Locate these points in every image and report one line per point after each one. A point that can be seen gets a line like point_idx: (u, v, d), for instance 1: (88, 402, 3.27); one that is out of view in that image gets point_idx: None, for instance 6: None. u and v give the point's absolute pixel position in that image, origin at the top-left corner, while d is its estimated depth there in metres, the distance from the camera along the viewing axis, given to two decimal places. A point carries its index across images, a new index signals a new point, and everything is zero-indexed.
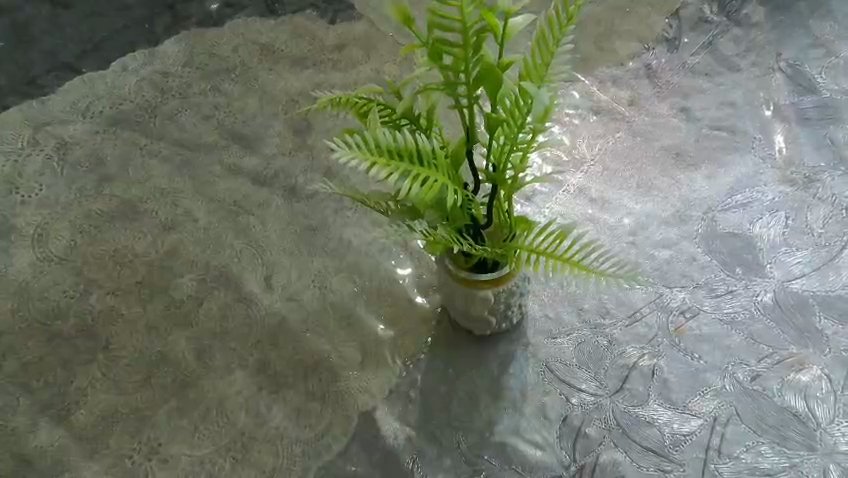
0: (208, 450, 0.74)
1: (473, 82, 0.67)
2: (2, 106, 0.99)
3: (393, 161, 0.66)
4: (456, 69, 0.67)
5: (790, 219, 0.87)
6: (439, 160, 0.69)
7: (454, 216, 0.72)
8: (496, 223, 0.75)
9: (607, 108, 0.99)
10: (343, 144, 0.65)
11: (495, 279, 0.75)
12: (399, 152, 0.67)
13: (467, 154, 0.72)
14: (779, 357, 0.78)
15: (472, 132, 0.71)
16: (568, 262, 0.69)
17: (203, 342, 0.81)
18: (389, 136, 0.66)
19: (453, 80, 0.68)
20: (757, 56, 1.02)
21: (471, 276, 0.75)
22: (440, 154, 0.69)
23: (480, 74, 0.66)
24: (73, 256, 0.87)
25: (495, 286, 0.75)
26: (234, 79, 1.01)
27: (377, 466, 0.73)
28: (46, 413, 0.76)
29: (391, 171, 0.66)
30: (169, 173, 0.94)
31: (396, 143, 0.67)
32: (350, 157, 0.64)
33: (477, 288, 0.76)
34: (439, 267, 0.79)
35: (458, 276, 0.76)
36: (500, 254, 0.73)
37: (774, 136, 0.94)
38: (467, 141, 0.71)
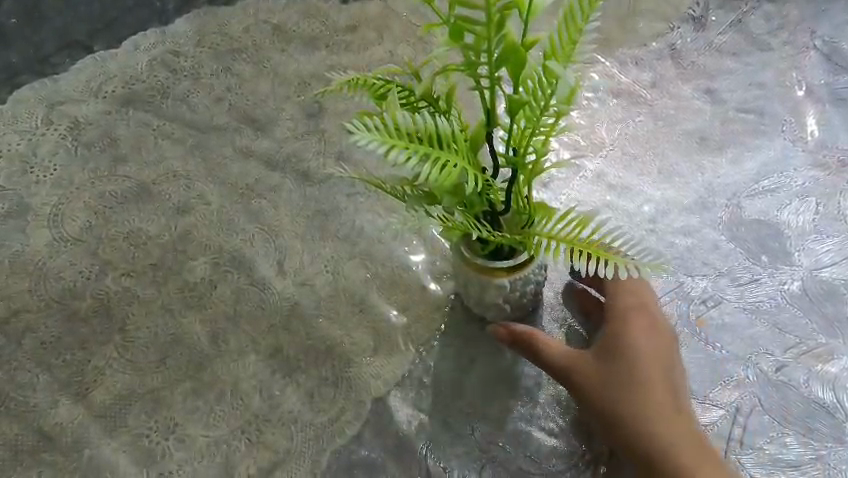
0: (223, 431, 0.74)
1: (495, 63, 0.63)
2: (15, 84, 0.99)
3: (413, 144, 0.64)
4: (478, 47, 0.63)
5: (821, 206, 0.85)
6: (459, 144, 0.67)
7: (471, 203, 0.70)
8: (514, 209, 0.72)
9: (628, 90, 0.95)
10: (362, 126, 0.63)
11: (512, 266, 0.73)
12: (418, 135, 0.65)
13: (487, 137, 0.70)
14: (806, 347, 0.76)
15: (493, 115, 0.68)
16: (589, 250, 0.66)
17: (217, 325, 0.81)
18: (408, 119, 0.65)
19: (473, 60, 0.65)
20: (790, 34, 0.99)
21: (487, 265, 0.73)
22: (459, 137, 0.67)
23: (503, 54, 0.62)
24: (88, 237, 0.87)
25: (512, 275, 0.73)
26: (245, 60, 1.01)
27: (390, 452, 0.73)
28: (65, 391, 0.77)
29: (410, 155, 0.63)
30: (182, 155, 0.93)
31: (415, 125, 0.65)
32: (369, 140, 0.62)
33: (492, 275, 0.74)
34: (452, 252, 0.77)
35: (471, 262, 0.74)
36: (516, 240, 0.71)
37: (806, 119, 0.92)
38: (488, 124, 0.68)
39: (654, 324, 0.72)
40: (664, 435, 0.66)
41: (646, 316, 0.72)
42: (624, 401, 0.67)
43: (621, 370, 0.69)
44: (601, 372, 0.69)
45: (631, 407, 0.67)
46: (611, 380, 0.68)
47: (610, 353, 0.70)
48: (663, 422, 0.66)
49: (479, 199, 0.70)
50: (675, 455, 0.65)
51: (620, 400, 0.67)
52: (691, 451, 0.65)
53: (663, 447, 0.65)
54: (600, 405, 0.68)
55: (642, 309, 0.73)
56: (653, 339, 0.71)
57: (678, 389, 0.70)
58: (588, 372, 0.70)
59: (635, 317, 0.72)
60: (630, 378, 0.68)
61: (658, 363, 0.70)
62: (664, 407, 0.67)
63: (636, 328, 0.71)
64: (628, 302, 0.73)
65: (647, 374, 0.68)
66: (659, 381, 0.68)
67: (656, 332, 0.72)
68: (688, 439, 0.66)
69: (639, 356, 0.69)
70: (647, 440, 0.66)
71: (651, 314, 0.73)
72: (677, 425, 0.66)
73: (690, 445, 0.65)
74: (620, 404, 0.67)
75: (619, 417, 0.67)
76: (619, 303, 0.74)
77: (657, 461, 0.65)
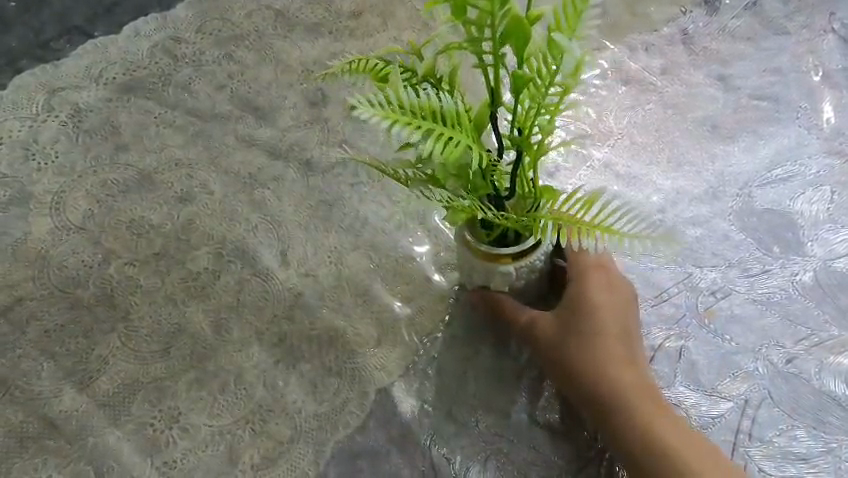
0: (227, 421, 0.74)
1: (498, 39, 0.58)
2: (14, 70, 0.97)
3: (415, 122, 0.61)
4: (481, 23, 0.58)
5: (836, 195, 0.83)
6: (463, 123, 0.63)
7: (474, 185, 0.66)
8: (520, 194, 0.68)
9: (636, 77, 0.93)
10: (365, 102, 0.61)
11: (518, 252, 0.70)
12: (420, 114, 0.61)
13: (492, 118, 0.66)
14: (818, 339, 0.75)
15: (498, 94, 0.63)
16: (597, 229, 0.61)
17: (220, 316, 0.81)
18: (411, 97, 0.61)
19: (476, 36, 0.60)
20: (806, 18, 0.97)
21: (493, 251, 0.70)
22: (464, 116, 0.64)
23: (506, 30, 0.57)
24: (90, 226, 0.87)
25: (518, 262, 0.70)
26: (247, 47, 1.00)
27: (394, 442, 0.73)
28: (68, 380, 0.77)
29: (411, 133, 0.60)
30: (184, 144, 0.93)
31: (420, 101, 0.62)
32: (369, 118, 0.59)
33: (498, 261, 0.71)
34: (456, 237, 0.74)
35: (474, 247, 0.71)
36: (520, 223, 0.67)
37: (822, 105, 0.90)
38: (492, 104, 0.64)
39: (612, 280, 0.73)
40: (616, 387, 0.68)
41: (605, 271, 0.73)
42: (579, 361, 0.70)
43: (578, 330, 0.71)
44: (561, 333, 0.72)
45: (586, 364, 0.69)
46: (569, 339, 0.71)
47: (568, 312, 0.72)
48: (614, 376, 0.68)
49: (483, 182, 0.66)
50: (625, 407, 0.67)
51: (575, 358, 0.70)
52: (642, 402, 0.67)
53: (615, 400, 0.67)
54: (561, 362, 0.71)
55: (601, 263, 0.73)
56: (610, 295, 0.72)
57: (636, 342, 0.71)
58: (548, 333, 0.72)
59: (592, 273, 0.73)
60: (584, 337, 0.70)
61: (614, 319, 0.71)
62: (618, 361, 0.69)
63: (594, 285, 0.72)
64: (586, 258, 0.74)
65: (604, 330, 0.70)
66: (614, 337, 0.70)
67: (615, 285, 0.73)
68: (641, 390, 0.68)
69: (596, 313, 0.71)
70: (600, 393, 0.68)
71: (610, 269, 0.73)
72: (629, 378, 0.68)
73: (641, 395, 0.67)
74: (575, 363, 0.70)
75: (575, 374, 0.70)
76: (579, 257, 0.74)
77: (609, 415, 0.67)
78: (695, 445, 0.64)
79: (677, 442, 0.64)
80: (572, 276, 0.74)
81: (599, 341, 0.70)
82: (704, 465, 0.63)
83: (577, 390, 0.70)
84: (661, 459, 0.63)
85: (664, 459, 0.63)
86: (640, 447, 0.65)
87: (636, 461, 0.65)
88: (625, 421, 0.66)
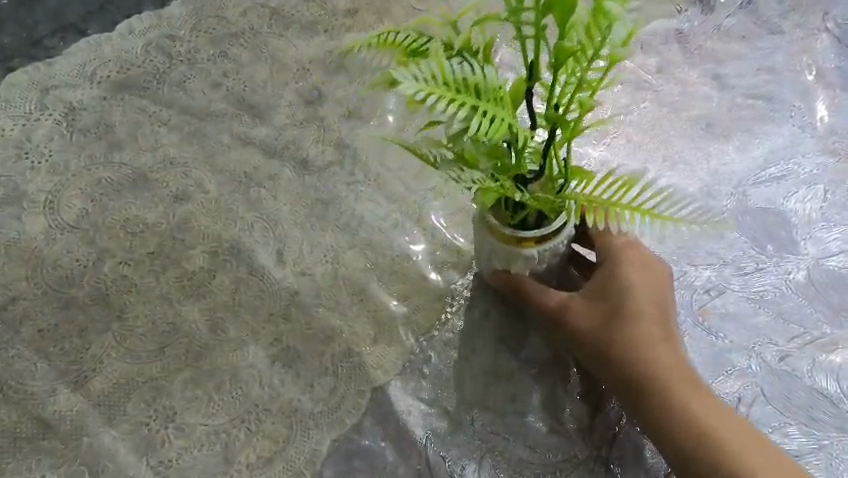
0: (222, 420, 0.74)
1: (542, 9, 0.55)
2: (6, 67, 0.97)
3: (459, 94, 0.57)
4: None
5: (829, 193, 0.84)
6: (503, 97, 0.59)
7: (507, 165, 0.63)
8: (550, 175, 0.65)
9: (632, 75, 0.93)
10: (407, 74, 0.56)
11: (542, 235, 0.69)
12: (463, 87, 0.57)
13: (526, 92, 0.62)
14: (811, 337, 0.75)
15: (536, 68, 0.60)
16: (640, 212, 0.60)
17: (216, 315, 0.80)
18: (454, 68, 0.57)
19: (518, 6, 0.57)
20: (801, 17, 0.97)
21: (516, 234, 0.69)
22: (503, 90, 0.60)
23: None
24: (85, 225, 0.86)
25: (542, 245, 0.69)
26: (243, 45, 0.99)
27: (389, 440, 0.73)
28: (62, 380, 0.77)
29: (457, 106, 0.56)
30: (180, 142, 0.92)
31: (462, 74, 0.58)
32: (415, 89, 0.55)
33: (520, 245, 0.70)
34: (476, 224, 0.73)
35: (497, 231, 0.70)
36: (551, 204, 0.65)
37: (816, 104, 0.90)
38: (529, 79, 0.60)
39: (645, 260, 0.72)
40: (655, 369, 0.67)
41: (638, 250, 0.72)
42: (612, 342, 0.69)
43: (610, 312, 0.70)
44: (591, 315, 0.71)
45: (619, 345, 0.68)
46: (600, 321, 0.70)
47: (598, 293, 0.72)
48: (654, 358, 0.67)
49: (517, 161, 0.63)
50: (666, 389, 0.66)
51: (611, 338, 0.69)
52: (678, 381, 0.66)
53: (650, 380, 0.66)
54: (593, 344, 0.70)
55: (632, 244, 0.73)
56: (641, 274, 0.71)
57: (670, 320, 0.70)
58: (580, 313, 0.71)
59: (624, 252, 0.72)
60: (619, 318, 0.69)
61: (649, 300, 0.70)
62: (652, 341, 0.68)
63: (626, 263, 0.71)
64: (616, 238, 0.73)
65: (636, 310, 0.69)
66: (647, 316, 0.69)
67: (647, 264, 0.72)
68: (679, 372, 0.67)
69: (628, 292, 0.70)
70: (634, 373, 0.67)
71: (642, 250, 0.73)
72: (665, 357, 0.67)
73: (678, 373, 0.66)
74: (608, 345, 0.69)
75: (611, 355, 0.69)
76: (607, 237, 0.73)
77: (645, 394, 0.66)
78: (737, 427, 0.64)
79: (716, 420, 0.64)
80: (603, 256, 0.73)
81: (632, 321, 0.69)
82: (747, 448, 0.62)
83: (610, 371, 0.69)
84: (704, 441, 0.63)
85: (708, 442, 0.62)
86: (681, 429, 0.64)
87: (675, 443, 0.64)
88: (660, 400, 0.65)
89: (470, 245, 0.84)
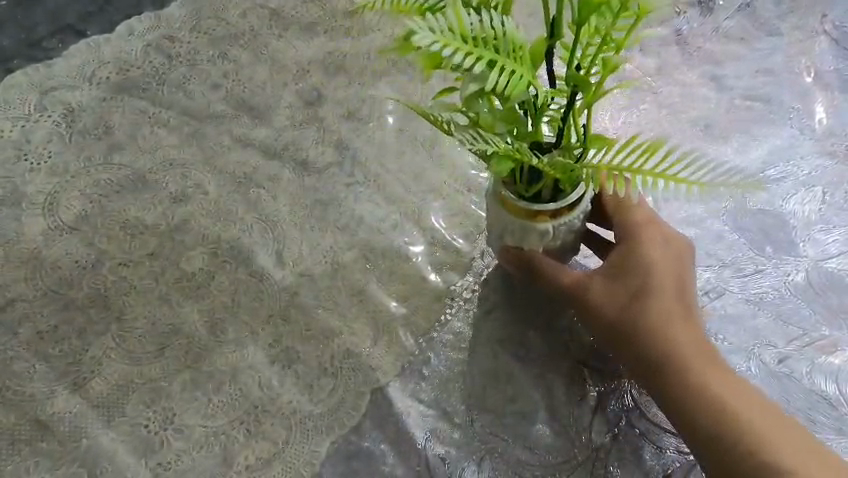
0: (222, 422, 0.74)
1: None
2: (6, 69, 0.97)
3: (477, 48, 0.56)
4: None
5: (828, 195, 0.84)
6: (523, 54, 0.59)
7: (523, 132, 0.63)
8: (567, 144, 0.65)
9: (632, 77, 0.93)
10: (424, 25, 0.55)
11: (557, 208, 0.69)
12: (481, 40, 0.57)
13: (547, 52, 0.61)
14: (810, 339, 0.75)
15: (559, 26, 0.59)
16: (661, 178, 0.58)
17: (215, 316, 0.80)
18: (473, 20, 0.57)
19: None
20: (799, 19, 0.97)
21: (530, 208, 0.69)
22: (522, 47, 0.59)
23: None
24: (84, 226, 0.86)
25: (557, 219, 0.69)
26: (242, 46, 0.99)
27: (389, 442, 0.72)
28: (62, 381, 0.76)
29: (474, 60, 0.56)
30: (179, 143, 0.92)
31: (481, 28, 0.57)
32: (431, 39, 0.55)
33: (535, 218, 0.70)
34: (490, 198, 0.73)
35: (512, 204, 0.70)
36: (568, 171, 0.63)
37: (814, 105, 0.90)
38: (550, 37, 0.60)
39: (666, 238, 0.73)
40: (677, 346, 0.67)
41: (658, 228, 0.73)
42: (633, 318, 0.69)
43: (630, 288, 0.70)
44: (610, 292, 0.71)
45: (641, 321, 0.68)
46: (620, 298, 0.70)
47: (617, 269, 0.71)
48: (676, 336, 0.67)
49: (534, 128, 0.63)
50: (689, 368, 0.65)
51: (632, 315, 0.69)
52: (700, 359, 0.66)
53: (673, 357, 0.66)
54: (612, 320, 0.70)
55: (652, 222, 0.73)
56: (663, 252, 0.71)
57: (690, 299, 0.70)
58: (599, 292, 0.71)
59: (645, 230, 0.72)
60: (640, 295, 0.69)
61: (670, 278, 0.70)
62: (674, 319, 0.68)
63: (647, 241, 0.72)
64: (635, 217, 0.73)
65: (658, 287, 0.69)
66: (669, 294, 0.69)
67: (668, 242, 0.72)
68: (701, 351, 0.67)
69: (650, 269, 0.70)
70: (656, 350, 0.67)
71: (661, 229, 0.73)
72: (687, 335, 0.67)
73: (700, 351, 0.66)
74: (628, 320, 0.69)
75: (633, 333, 0.68)
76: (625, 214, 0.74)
77: (666, 371, 0.66)
78: (759, 407, 0.63)
79: (740, 400, 0.63)
80: (622, 232, 0.73)
81: (654, 298, 0.69)
82: (771, 427, 0.62)
83: (629, 348, 0.68)
84: (728, 419, 0.62)
85: (732, 420, 0.62)
86: (704, 408, 0.63)
87: (697, 421, 0.63)
88: (682, 378, 0.65)
89: (470, 245, 0.84)
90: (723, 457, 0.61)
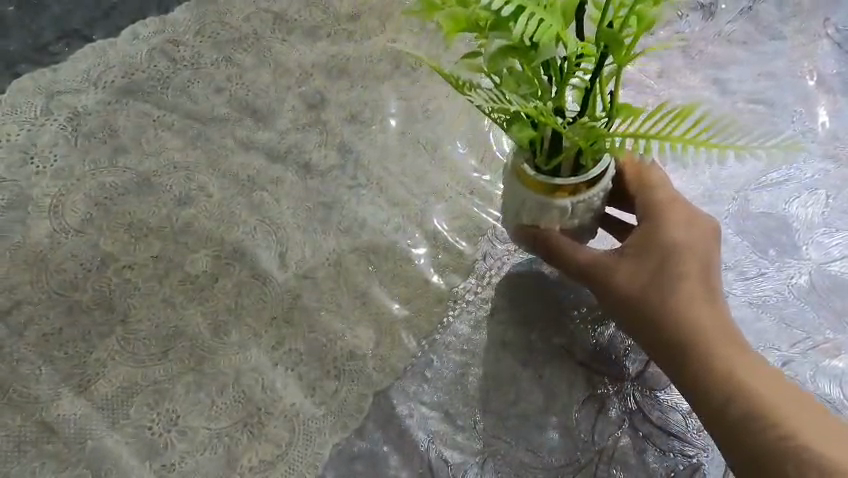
0: (225, 424, 0.74)
1: None
2: (13, 73, 0.97)
3: None
4: None
5: (831, 199, 0.84)
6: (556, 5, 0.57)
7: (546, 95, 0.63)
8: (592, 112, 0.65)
9: (635, 79, 0.94)
10: None
11: (578, 184, 0.70)
12: None
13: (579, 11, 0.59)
14: (814, 342, 0.75)
15: None
16: (694, 143, 0.60)
17: (218, 318, 0.81)
18: None
19: None
20: (802, 23, 0.97)
21: (548, 181, 0.69)
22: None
23: None
24: (89, 229, 0.87)
25: (577, 196, 0.70)
26: (245, 50, 1.00)
27: (391, 444, 0.73)
28: (66, 383, 0.77)
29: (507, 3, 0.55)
30: (183, 146, 0.93)
31: None
32: None
33: (554, 194, 0.71)
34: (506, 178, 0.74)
35: (532, 180, 0.70)
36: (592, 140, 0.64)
37: (817, 109, 0.90)
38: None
39: (690, 218, 0.73)
40: (697, 323, 0.68)
41: (681, 209, 0.74)
42: (653, 295, 0.70)
43: (650, 268, 0.71)
44: (630, 271, 0.72)
45: (660, 299, 0.70)
46: (640, 276, 0.71)
47: (638, 249, 0.73)
48: (699, 317, 0.68)
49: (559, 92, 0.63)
50: (712, 350, 0.66)
51: (650, 293, 0.70)
52: (719, 336, 0.67)
53: (691, 333, 0.67)
54: (631, 298, 0.71)
55: (676, 203, 0.74)
56: (686, 231, 0.72)
57: (713, 278, 0.71)
58: (618, 271, 0.72)
59: (667, 210, 0.73)
60: (660, 274, 0.71)
61: (691, 258, 0.71)
62: (695, 297, 0.69)
63: (670, 221, 0.73)
64: (659, 198, 0.74)
65: (679, 266, 0.71)
66: (691, 273, 0.70)
67: (691, 222, 0.73)
68: (724, 333, 0.68)
69: (671, 249, 0.71)
70: (674, 326, 0.68)
71: (685, 209, 0.74)
72: (706, 312, 0.68)
73: (720, 329, 0.67)
74: (647, 298, 0.70)
75: (656, 314, 0.69)
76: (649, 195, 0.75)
77: (684, 347, 0.67)
78: (778, 384, 0.64)
79: (758, 376, 0.64)
80: (645, 213, 0.74)
81: (674, 277, 0.70)
82: (793, 407, 0.62)
83: (648, 325, 0.70)
84: (752, 401, 0.63)
85: (749, 395, 0.63)
86: (720, 382, 0.65)
87: (714, 396, 0.64)
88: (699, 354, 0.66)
89: (472, 247, 0.84)
90: (747, 439, 0.62)
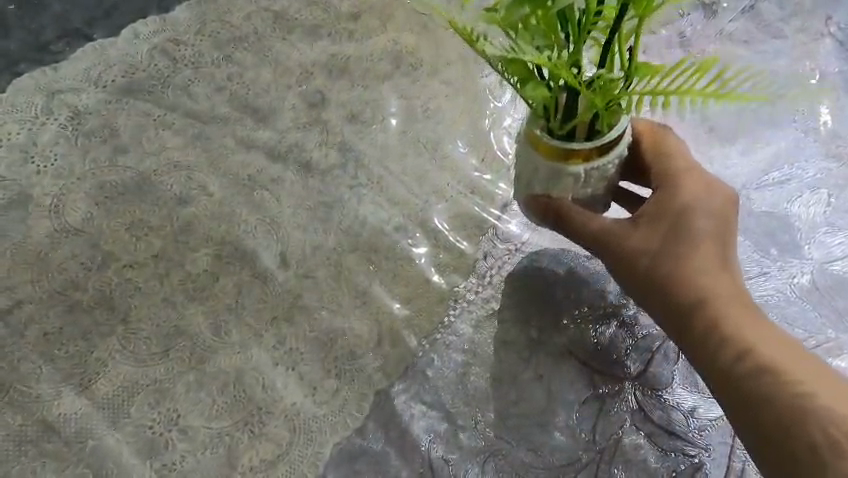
0: (225, 423, 0.74)
1: None
2: (14, 72, 0.97)
3: None
4: None
5: (833, 198, 0.83)
6: None
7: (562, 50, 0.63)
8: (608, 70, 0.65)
9: None
10: None
11: (592, 149, 0.69)
12: None
13: None
14: (816, 342, 0.75)
15: None
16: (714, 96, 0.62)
17: (219, 318, 0.81)
18: None
19: None
20: (803, 22, 0.97)
21: (562, 145, 0.69)
22: None
23: None
24: (89, 228, 0.87)
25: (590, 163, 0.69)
26: (246, 49, 1.00)
27: (392, 443, 0.72)
28: (67, 383, 0.77)
29: None
30: (183, 145, 0.93)
31: None
32: None
33: (567, 161, 0.70)
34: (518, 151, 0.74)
35: (545, 144, 0.70)
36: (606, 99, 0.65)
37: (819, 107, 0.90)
38: None
39: (706, 185, 0.73)
40: (710, 288, 0.68)
41: (698, 176, 0.74)
42: (666, 260, 0.70)
43: (663, 234, 0.72)
44: (643, 237, 0.72)
45: (673, 264, 0.70)
46: (653, 242, 0.72)
47: (651, 215, 0.73)
48: (713, 284, 0.68)
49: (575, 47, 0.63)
50: (724, 313, 0.67)
51: (664, 258, 0.70)
52: (731, 301, 0.68)
53: (703, 297, 0.68)
54: (643, 263, 0.71)
55: (692, 171, 0.74)
56: (702, 198, 0.72)
57: (727, 245, 0.71)
58: (631, 237, 0.72)
59: (683, 177, 0.73)
60: (673, 240, 0.71)
61: (706, 224, 0.71)
62: (709, 263, 0.70)
63: (685, 187, 0.73)
64: (677, 166, 0.74)
65: (693, 232, 0.71)
66: (705, 239, 0.71)
67: (707, 189, 0.73)
68: (737, 300, 0.68)
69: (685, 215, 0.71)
70: (686, 290, 0.69)
71: (702, 177, 0.74)
72: (718, 278, 0.69)
73: (732, 295, 0.68)
74: (661, 263, 0.71)
75: (670, 281, 0.70)
76: (665, 163, 0.75)
77: (697, 311, 0.68)
78: (788, 349, 0.65)
79: (768, 341, 0.65)
80: (660, 181, 0.74)
81: (688, 243, 0.70)
82: (802, 370, 0.63)
83: (659, 290, 0.70)
84: (764, 365, 0.63)
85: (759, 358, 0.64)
86: (731, 345, 0.65)
87: (723, 359, 0.65)
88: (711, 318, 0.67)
89: (473, 247, 0.84)
90: (755, 399, 0.63)
